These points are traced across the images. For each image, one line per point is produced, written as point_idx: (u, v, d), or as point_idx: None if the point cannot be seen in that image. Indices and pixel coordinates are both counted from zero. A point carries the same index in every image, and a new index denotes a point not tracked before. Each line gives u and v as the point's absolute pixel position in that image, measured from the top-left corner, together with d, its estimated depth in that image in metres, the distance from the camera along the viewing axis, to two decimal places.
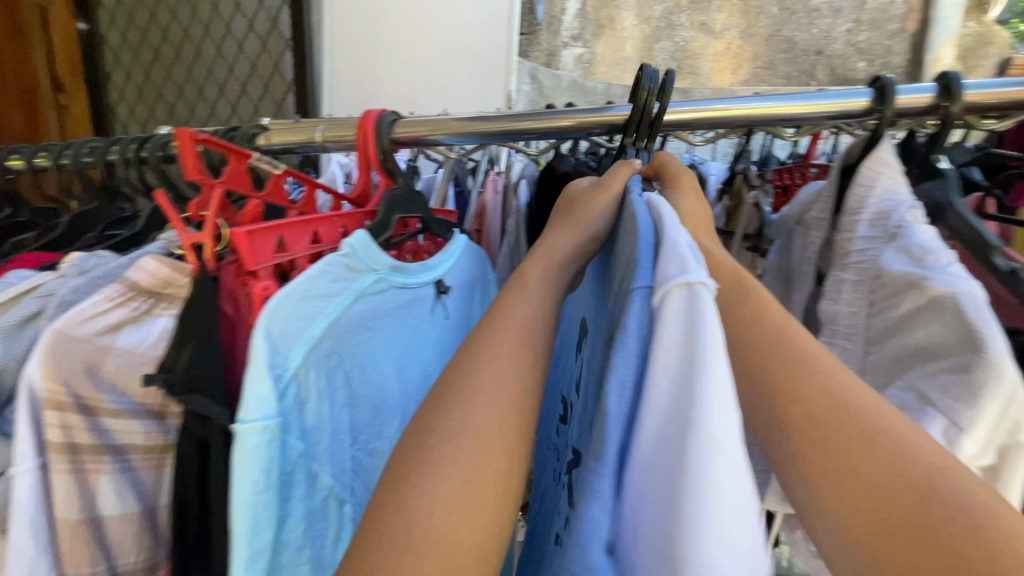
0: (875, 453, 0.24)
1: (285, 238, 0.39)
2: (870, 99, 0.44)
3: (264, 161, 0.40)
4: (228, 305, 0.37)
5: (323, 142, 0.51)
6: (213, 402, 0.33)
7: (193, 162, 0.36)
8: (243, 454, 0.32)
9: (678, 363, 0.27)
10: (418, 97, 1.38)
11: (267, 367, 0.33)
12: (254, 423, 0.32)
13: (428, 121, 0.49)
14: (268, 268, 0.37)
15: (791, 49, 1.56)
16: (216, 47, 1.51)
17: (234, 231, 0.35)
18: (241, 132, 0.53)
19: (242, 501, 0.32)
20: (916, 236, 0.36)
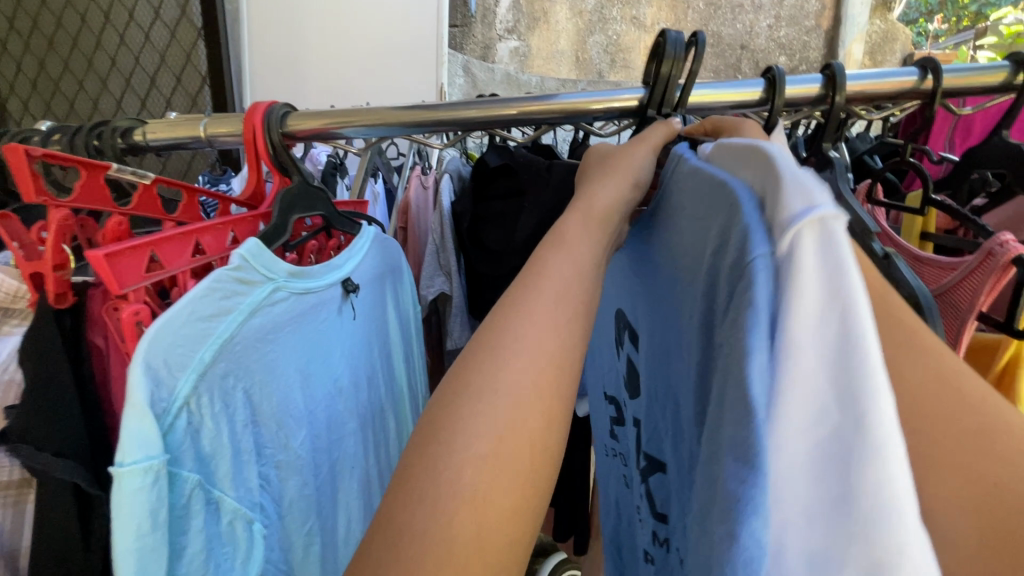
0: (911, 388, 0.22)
1: (160, 255, 0.33)
2: (761, 89, 0.44)
3: (126, 172, 0.36)
4: (98, 336, 0.34)
5: (209, 139, 0.47)
6: (52, 452, 0.30)
7: (28, 180, 0.31)
8: (121, 500, 0.27)
9: (820, 326, 0.19)
10: (346, 89, 1.32)
11: (147, 402, 0.28)
12: (135, 465, 0.27)
13: (317, 114, 0.46)
14: (140, 291, 0.31)
15: (718, 43, 1.61)
16: (119, 36, 1.39)
17: (90, 253, 0.28)
18: (109, 126, 0.47)
19: (123, 550, 0.27)
20: None
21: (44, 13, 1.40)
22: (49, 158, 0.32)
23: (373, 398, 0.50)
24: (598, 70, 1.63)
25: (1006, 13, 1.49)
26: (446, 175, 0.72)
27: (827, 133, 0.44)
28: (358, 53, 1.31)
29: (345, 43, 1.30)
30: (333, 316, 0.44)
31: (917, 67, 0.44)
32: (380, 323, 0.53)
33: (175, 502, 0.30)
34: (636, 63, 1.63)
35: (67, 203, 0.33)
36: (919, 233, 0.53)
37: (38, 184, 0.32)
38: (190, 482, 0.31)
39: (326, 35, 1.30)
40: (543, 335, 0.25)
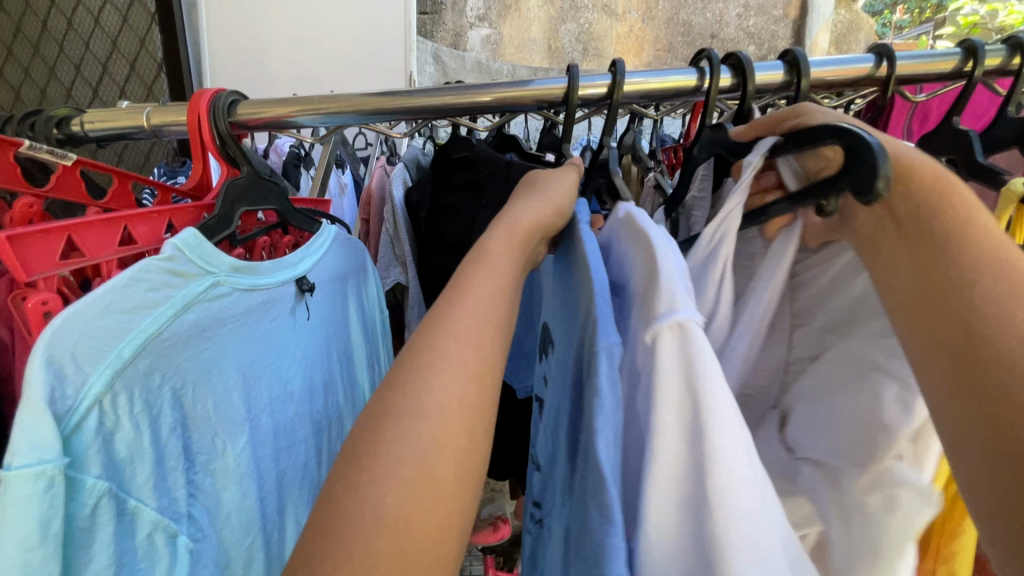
0: (984, 360, 0.23)
1: (78, 241, 0.30)
2: (731, 75, 0.43)
3: (41, 151, 0.33)
4: (2, 326, 0.31)
5: (152, 129, 0.44)
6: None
7: None
8: (8, 506, 0.24)
9: (678, 396, 0.24)
10: (312, 77, 1.29)
11: (44, 402, 0.25)
12: (24, 470, 0.24)
13: (271, 102, 0.44)
14: (52, 278, 0.29)
15: (689, 32, 1.62)
16: (66, 20, 1.31)
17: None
18: (43, 116, 0.44)
19: (7, 566, 0.24)
20: None
21: None
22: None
23: (329, 404, 0.49)
24: (571, 59, 1.62)
25: (964, 4, 1.54)
26: (401, 164, 0.71)
27: (796, 115, 0.43)
28: (325, 40, 1.27)
29: (311, 29, 1.26)
30: (285, 316, 0.43)
31: (875, 54, 0.44)
32: (339, 326, 0.52)
33: (77, 512, 0.27)
34: (608, 52, 1.63)
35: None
36: None
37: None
38: (94, 489, 0.28)
39: (289, 22, 1.25)
40: (471, 352, 0.25)
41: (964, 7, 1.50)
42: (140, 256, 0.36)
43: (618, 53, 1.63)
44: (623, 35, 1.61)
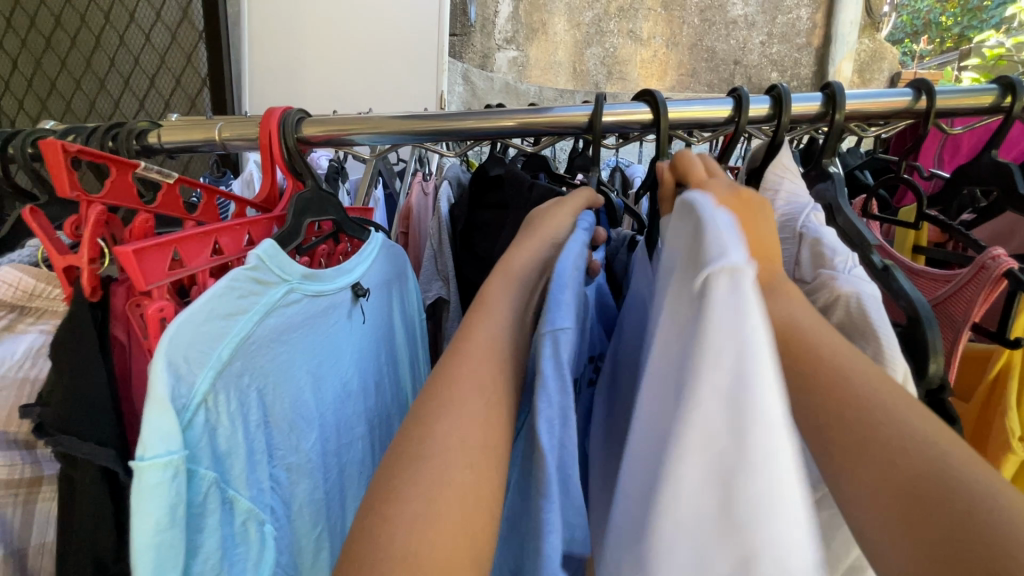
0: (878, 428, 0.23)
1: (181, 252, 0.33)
2: (768, 107, 0.45)
3: (153, 169, 0.36)
4: (120, 330, 0.33)
5: (223, 141, 0.47)
6: (95, 441, 0.29)
7: (63, 174, 0.31)
8: (143, 493, 0.27)
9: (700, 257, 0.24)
10: (346, 92, 1.33)
11: (169, 398, 0.28)
12: (155, 459, 0.27)
13: (335, 120, 0.46)
14: (164, 288, 0.32)
15: (713, 57, 1.65)
16: (119, 36, 1.39)
17: (119, 248, 0.29)
18: (126, 129, 0.47)
19: (144, 546, 0.27)
20: (822, 235, 0.37)
21: (42, 11, 1.40)
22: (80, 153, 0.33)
23: (381, 402, 0.51)
24: (595, 82, 1.66)
25: (990, 35, 1.55)
26: (446, 183, 0.75)
27: (826, 149, 0.45)
28: (361, 58, 1.31)
29: (347, 47, 1.31)
30: (343, 320, 0.45)
31: (912, 89, 0.46)
32: (387, 329, 0.54)
33: (193, 499, 0.31)
34: (631, 75, 1.66)
35: (100, 199, 0.33)
36: (912, 246, 0.55)
37: (72, 178, 0.32)
38: (203, 477, 0.31)
39: (326, 42, 1.31)
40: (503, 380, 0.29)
41: (987, 39, 1.52)
42: (225, 266, 0.39)
43: (642, 76, 1.67)
44: (648, 58, 1.65)
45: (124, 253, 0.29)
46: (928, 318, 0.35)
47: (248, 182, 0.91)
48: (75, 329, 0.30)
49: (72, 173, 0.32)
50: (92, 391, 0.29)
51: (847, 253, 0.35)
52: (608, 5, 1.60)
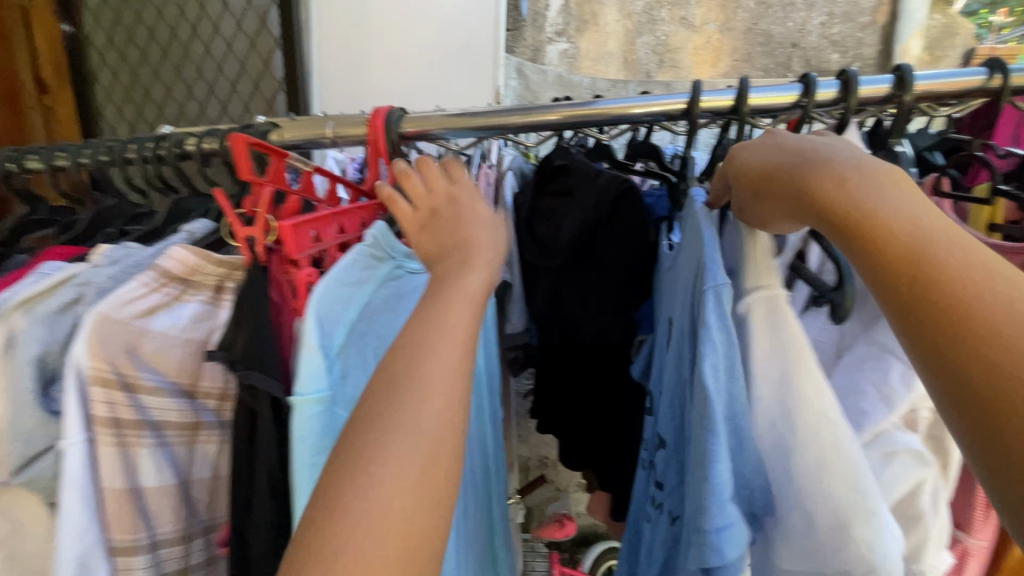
0: (973, 350, 0.28)
1: (320, 229, 0.41)
2: (836, 90, 0.47)
3: (298, 160, 0.43)
4: (277, 296, 0.40)
5: (334, 138, 0.54)
6: (273, 378, 0.36)
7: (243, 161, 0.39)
8: (302, 422, 0.34)
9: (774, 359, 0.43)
10: (407, 89, 1.40)
11: (318, 344, 0.35)
12: (311, 394, 0.34)
13: (430, 116, 0.52)
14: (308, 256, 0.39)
15: (768, 42, 1.62)
16: (204, 46, 1.52)
17: (283, 223, 0.37)
18: (253, 129, 0.55)
19: (302, 464, 0.34)
20: None
21: (138, 27, 1.55)
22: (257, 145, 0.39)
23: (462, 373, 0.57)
24: (646, 70, 1.66)
25: None
26: (512, 173, 0.80)
27: (898, 128, 0.47)
28: (422, 56, 1.38)
29: (409, 47, 1.38)
30: None
31: (987, 67, 0.47)
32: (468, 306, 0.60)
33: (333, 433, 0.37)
34: (683, 63, 1.66)
35: (268, 182, 0.39)
36: (985, 224, 0.57)
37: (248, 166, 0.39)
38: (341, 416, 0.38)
39: (389, 44, 1.38)
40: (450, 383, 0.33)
41: None
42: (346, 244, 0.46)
43: (695, 64, 1.66)
44: (701, 44, 1.64)
45: (285, 226, 0.37)
46: None
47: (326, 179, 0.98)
48: (248, 287, 0.38)
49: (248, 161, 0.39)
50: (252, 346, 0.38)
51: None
52: None
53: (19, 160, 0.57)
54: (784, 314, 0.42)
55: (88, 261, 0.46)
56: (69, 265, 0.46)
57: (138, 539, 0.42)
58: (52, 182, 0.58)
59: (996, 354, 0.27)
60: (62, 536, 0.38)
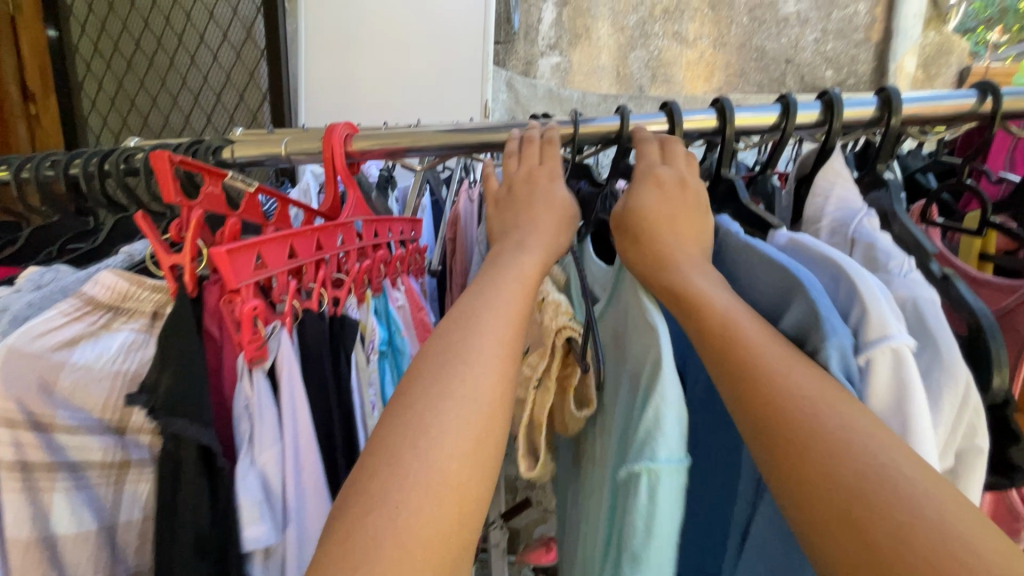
0: (840, 463, 0.25)
1: (264, 255, 0.37)
2: (819, 112, 0.44)
3: (238, 180, 0.39)
4: (213, 325, 0.36)
5: (288, 155, 0.51)
6: (197, 424, 0.32)
7: (168, 182, 0.34)
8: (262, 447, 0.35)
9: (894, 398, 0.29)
10: (393, 102, 1.38)
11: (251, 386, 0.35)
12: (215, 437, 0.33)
13: (388, 133, 0.49)
14: (250, 285, 0.35)
15: (762, 58, 1.61)
16: (190, 56, 1.50)
17: (216, 250, 0.33)
18: (204, 146, 0.52)
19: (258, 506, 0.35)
20: (875, 241, 0.36)
21: (123, 35, 1.53)
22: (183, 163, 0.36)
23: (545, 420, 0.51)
24: (639, 85, 1.64)
25: None
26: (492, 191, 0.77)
27: (884, 151, 0.44)
28: (409, 68, 1.36)
29: (397, 58, 1.36)
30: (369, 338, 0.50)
31: (976, 91, 0.45)
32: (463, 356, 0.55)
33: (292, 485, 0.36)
34: (676, 78, 1.64)
35: (198, 205, 0.36)
36: (978, 254, 0.53)
37: (175, 187, 0.35)
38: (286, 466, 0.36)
39: (376, 56, 1.36)
40: None
41: None
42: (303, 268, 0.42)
43: (687, 79, 1.64)
44: (694, 59, 1.63)
45: (219, 253, 0.33)
46: (990, 326, 0.33)
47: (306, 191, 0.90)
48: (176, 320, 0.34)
49: (174, 181, 0.35)
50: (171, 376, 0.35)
51: (899, 258, 0.34)
52: (653, 7, 1.57)
53: None
54: (906, 368, 0.29)
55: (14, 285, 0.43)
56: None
57: None
58: None
59: (845, 467, 0.25)
60: None
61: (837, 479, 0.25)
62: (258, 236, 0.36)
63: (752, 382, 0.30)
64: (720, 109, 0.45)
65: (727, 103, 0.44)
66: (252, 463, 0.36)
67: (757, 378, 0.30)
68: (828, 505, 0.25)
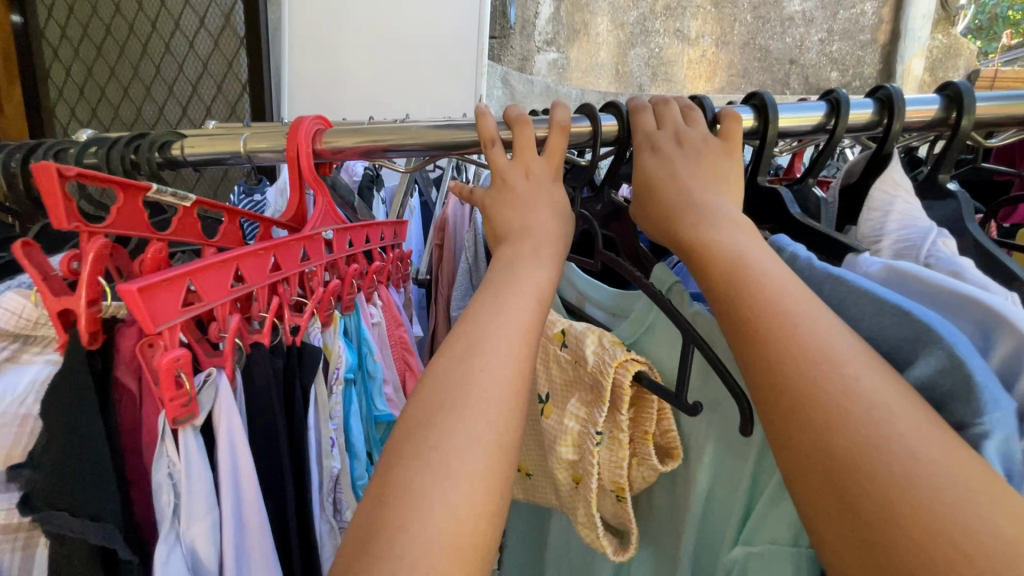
0: (865, 440, 0.20)
1: (197, 285, 0.30)
2: (873, 111, 0.37)
3: (165, 192, 0.32)
4: (128, 375, 0.31)
5: (248, 153, 0.43)
6: (84, 515, 0.27)
7: (58, 204, 0.28)
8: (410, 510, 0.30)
9: None
10: (381, 96, 1.30)
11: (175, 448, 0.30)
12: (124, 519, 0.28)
13: (365, 128, 0.41)
14: (174, 326, 0.29)
15: (766, 57, 1.55)
16: (165, 44, 1.41)
17: (124, 288, 0.26)
18: (147, 140, 0.44)
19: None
20: (958, 269, 0.30)
21: (93, 21, 1.44)
22: (81, 177, 0.29)
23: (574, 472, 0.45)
24: (639, 83, 1.57)
25: None
26: None
27: (948, 160, 0.37)
28: (398, 61, 1.28)
29: (385, 50, 1.28)
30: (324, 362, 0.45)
31: None
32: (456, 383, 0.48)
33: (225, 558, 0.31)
34: (678, 77, 1.58)
35: (103, 229, 0.29)
36: None
37: (71, 209, 0.28)
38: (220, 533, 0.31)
39: (364, 48, 1.28)
40: None
41: None
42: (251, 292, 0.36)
43: (689, 78, 1.58)
44: (697, 58, 1.56)
45: (128, 291, 0.26)
46: None
47: (281, 191, 0.83)
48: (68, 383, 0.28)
49: (69, 200, 0.28)
50: (87, 428, 0.28)
51: (1002, 291, 0.28)
52: (654, 3, 1.50)
53: None
54: None
55: None
56: None
57: None
58: None
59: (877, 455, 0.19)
60: None
61: (861, 459, 0.19)
62: (187, 263, 0.30)
63: (778, 331, 0.23)
64: (759, 105, 0.38)
65: (769, 98, 0.37)
66: (177, 539, 0.30)
67: (781, 326, 0.23)
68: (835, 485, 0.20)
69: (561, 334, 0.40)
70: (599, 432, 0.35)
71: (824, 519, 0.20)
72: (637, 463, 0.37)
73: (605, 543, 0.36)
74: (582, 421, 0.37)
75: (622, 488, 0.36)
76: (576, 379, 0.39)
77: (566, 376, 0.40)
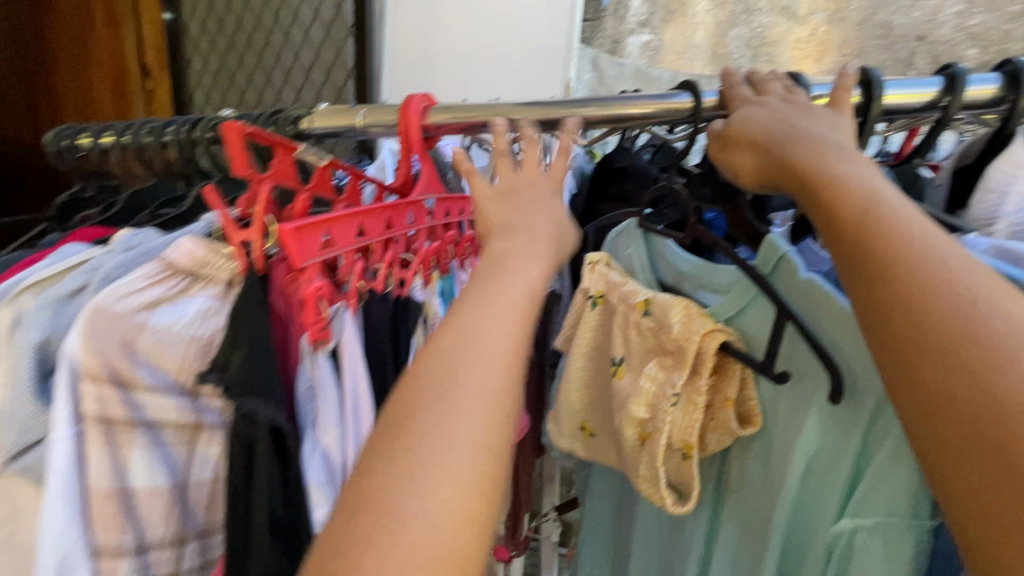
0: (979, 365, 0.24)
1: (332, 233, 0.36)
2: (999, 86, 0.35)
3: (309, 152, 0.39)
4: (280, 302, 0.37)
5: (364, 126, 0.49)
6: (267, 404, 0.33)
7: (238, 155, 0.36)
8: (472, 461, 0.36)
9: None
10: (473, 81, 1.36)
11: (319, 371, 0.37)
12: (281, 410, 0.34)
13: (468, 104, 0.45)
14: (316, 265, 0.35)
15: (888, 34, 1.30)
16: (285, 33, 1.56)
17: (281, 227, 0.33)
18: (285, 115, 0.51)
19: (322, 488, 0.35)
20: None
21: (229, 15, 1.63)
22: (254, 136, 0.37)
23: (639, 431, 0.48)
24: (737, 67, 1.43)
25: None
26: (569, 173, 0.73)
27: None
28: (491, 46, 1.33)
29: (478, 35, 1.33)
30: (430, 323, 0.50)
31: None
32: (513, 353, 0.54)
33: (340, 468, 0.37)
34: (782, 58, 1.39)
35: (267, 178, 0.37)
36: None
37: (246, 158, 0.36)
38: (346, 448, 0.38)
39: (459, 34, 1.34)
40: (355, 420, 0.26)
41: None
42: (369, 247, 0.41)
43: (794, 59, 1.38)
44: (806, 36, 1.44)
45: (285, 231, 0.33)
46: None
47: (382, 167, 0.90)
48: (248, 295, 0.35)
49: (245, 154, 0.36)
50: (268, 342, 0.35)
51: None
52: None
53: (72, 137, 0.57)
54: None
55: (106, 247, 0.45)
56: (89, 250, 0.45)
57: (123, 541, 0.40)
58: (99, 163, 0.58)
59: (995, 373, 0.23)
60: (43, 530, 0.37)
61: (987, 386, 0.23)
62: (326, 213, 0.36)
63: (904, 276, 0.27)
64: (866, 81, 0.37)
65: (876, 75, 0.36)
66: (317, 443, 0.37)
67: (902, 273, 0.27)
68: (957, 404, 0.24)
69: (643, 303, 0.42)
70: (678, 394, 0.38)
71: (938, 439, 0.24)
72: (714, 427, 0.40)
73: (664, 496, 0.39)
74: (659, 382, 0.39)
75: (691, 446, 0.38)
76: (656, 347, 0.41)
77: (646, 343, 0.42)
